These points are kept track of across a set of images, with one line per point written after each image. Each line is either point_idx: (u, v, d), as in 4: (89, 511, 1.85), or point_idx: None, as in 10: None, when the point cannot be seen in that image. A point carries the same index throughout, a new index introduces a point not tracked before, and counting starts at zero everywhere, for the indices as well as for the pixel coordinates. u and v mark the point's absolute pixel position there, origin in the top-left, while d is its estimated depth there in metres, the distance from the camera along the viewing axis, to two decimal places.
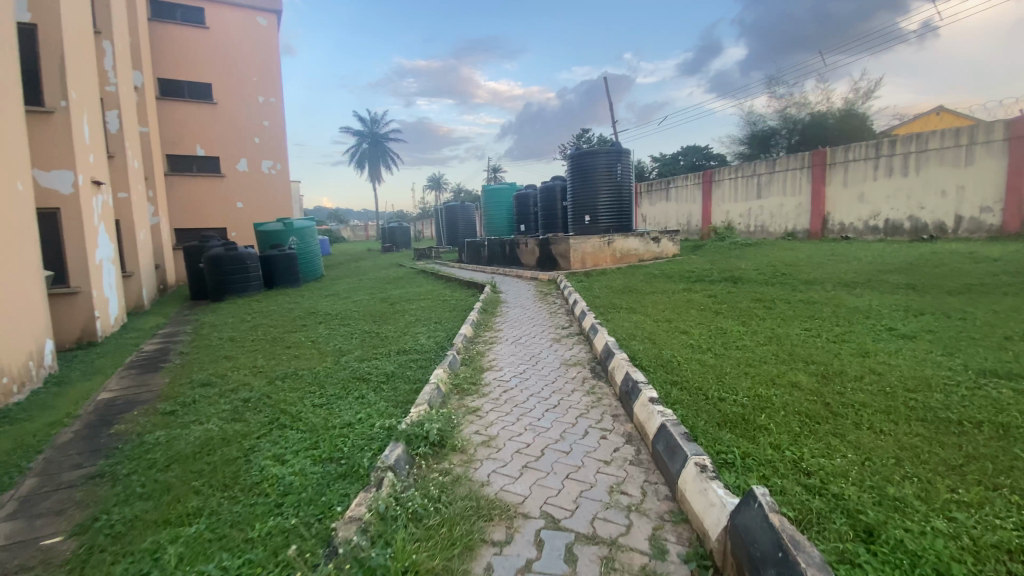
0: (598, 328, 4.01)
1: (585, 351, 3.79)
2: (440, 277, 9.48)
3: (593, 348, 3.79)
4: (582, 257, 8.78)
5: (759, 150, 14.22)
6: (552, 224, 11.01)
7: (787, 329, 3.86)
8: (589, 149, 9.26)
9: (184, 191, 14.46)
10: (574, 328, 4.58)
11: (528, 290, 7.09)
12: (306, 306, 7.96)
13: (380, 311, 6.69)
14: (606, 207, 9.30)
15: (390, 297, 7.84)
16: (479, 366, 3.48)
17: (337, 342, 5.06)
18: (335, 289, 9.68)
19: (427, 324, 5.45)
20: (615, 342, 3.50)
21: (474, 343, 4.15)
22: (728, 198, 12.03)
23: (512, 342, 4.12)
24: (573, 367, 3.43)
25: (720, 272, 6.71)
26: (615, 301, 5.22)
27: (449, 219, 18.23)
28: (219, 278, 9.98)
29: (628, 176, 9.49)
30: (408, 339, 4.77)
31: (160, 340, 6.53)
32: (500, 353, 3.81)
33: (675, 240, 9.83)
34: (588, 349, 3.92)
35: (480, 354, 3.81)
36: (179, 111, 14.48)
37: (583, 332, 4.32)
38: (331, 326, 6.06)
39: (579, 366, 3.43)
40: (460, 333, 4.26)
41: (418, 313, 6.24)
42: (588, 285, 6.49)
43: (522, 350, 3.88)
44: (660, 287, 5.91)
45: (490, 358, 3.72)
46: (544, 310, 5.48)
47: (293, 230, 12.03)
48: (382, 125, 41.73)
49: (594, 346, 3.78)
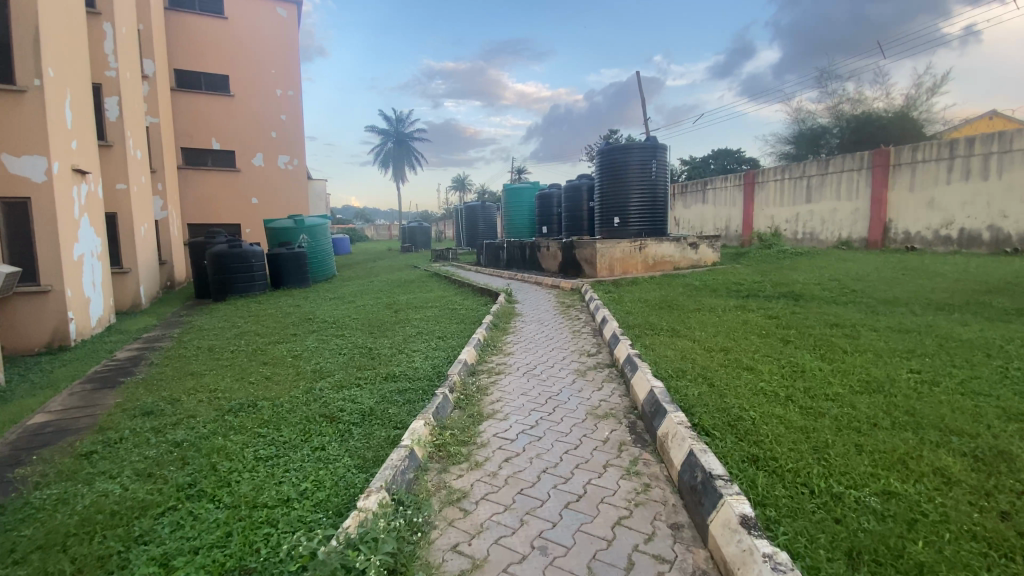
0: (637, 361, 3.11)
1: (618, 394, 2.91)
2: (453, 282, 8.70)
3: (630, 391, 2.90)
4: (610, 263, 7.89)
5: (807, 151, 13.03)
6: (577, 226, 10.13)
7: (889, 370, 2.93)
8: (620, 144, 8.36)
9: (198, 185, 14.04)
10: (604, 356, 3.69)
11: (550, 300, 6.22)
12: (305, 310, 7.25)
13: (380, 320, 5.91)
14: (638, 209, 8.37)
15: (396, 303, 7.07)
16: (480, 412, 2.63)
17: (320, 359, 4.29)
18: (341, 291, 8.97)
19: (428, 340, 4.63)
20: (663, 389, 2.60)
21: (477, 372, 3.30)
22: (773, 202, 10.94)
23: (525, 374, 3.27)
24: (603, 420, 2.56)
25: (775, 286, 5.73)
26: (652, 320, 4.33)
27: (469, 220, 17.46)
28: (221, 276, 9.37)
29: (663, 175, 8.53)
30: (401, 360, 3.97)
31: (138, 346, 5.89)
32: (508, 391, 2.95)
33: (714, 247, 8.84)
34: (624, 388, 3.03)
35: (482, 390, 2.95)
36: (195, 103, 14.05)
37: (615, 364, 3.43)
38: (322, 337, 5.30)
39: (610, 421, 2.56)
40: (461, 355, 3.41)
41: (421, 325, 5.43)
42: (618, 297, 5.60)
43: (537, 388, 3.02)
44: (706, 303, 4.99)
45: (495, 398, 2.87)
46: (567, 328, 4.59)
47: (303, 227, 11.37)
48: (408, 125, 41.41)
49: (632, 388, 2.89)
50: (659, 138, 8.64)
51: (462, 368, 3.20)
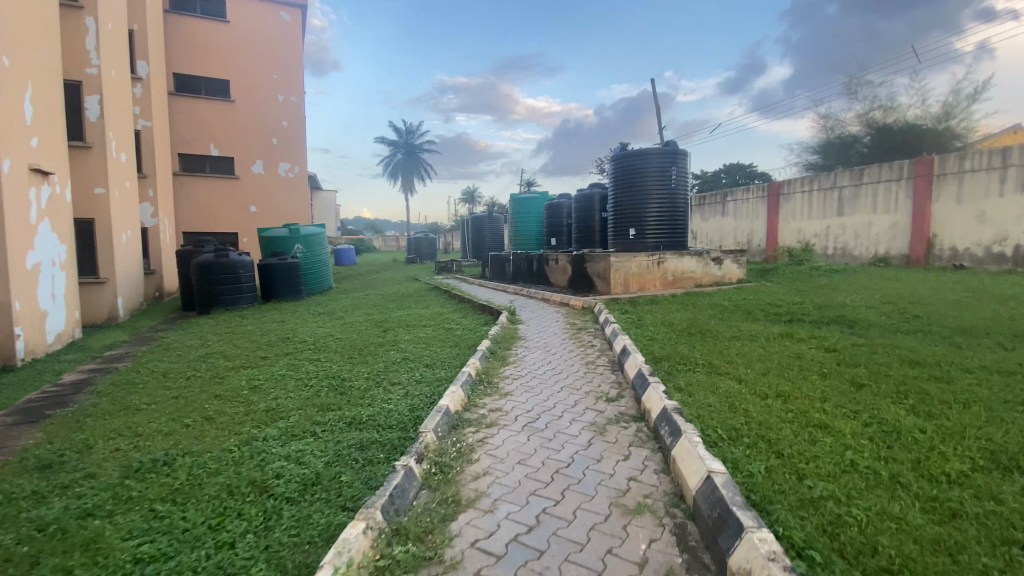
0: (675, 418, 2.32)
1: (653, 472, 2.10)
2: (454, 297, 7.99)
3: (672, 468, 2.09)
4: (625, 279, 7.14)
5: (834, 161, 12.22)
6: (589, 238, 9.40)
7: (1017, 438, 2.17)
8: (636, 149, 7.66)
9: (195, 191, 13.50)
10: (628, 402, 2.89)
11: (558, 319, 5.45)
12: (287, 327, 6.56)
13: (364, 341, 5.18)
14: (655, 221, 7.64)
15: (387, 321, 6.35)
16: (459, 500, 1.87)
17: (282, 393, 3.56)
18: (332, 305, 8.29)
19: (414, 369, 3.91)
20: (720, 472, 1.81)
21: (462, 426, 2.51)
22: (801, 215, 10.13)
23: (524, 429, 2.48)
24: (634, 520, 1.77)
25: (819, 310, 4.93)
26: (684, 351, 3.56)
27: (475, 231, 16.79)
28: (206, 288, 8.74)
29: (684, 183, 7.79)
30: (377, 398, 3.24)
31: (94, 367, 5.22)
32: (500, 459, 2.18)
33: (740, 263, 8.06)
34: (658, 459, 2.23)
35: (466, 457, 2.18)
36: (193, 108, 13.53)
37: (644, 418, 2.62)
38: (294, 360, 4.59)
39: (643, 521, 1.77)
40: (444, 400, 2.62)
41: (409, 348, 4.70)
42: (637, 318, 4.82)
43: (540, 453, 2.24)
44: (743, 329, 4.20)
45: (482, 473, 2.09)
46: (578, 357, 3.80)
47: (298, 236, 10.71)
48: (418, 136, 41.16)
49: (673, 465, 2.09)
50: (679, 144, 7.93)
51: (442, 422, 2.41)
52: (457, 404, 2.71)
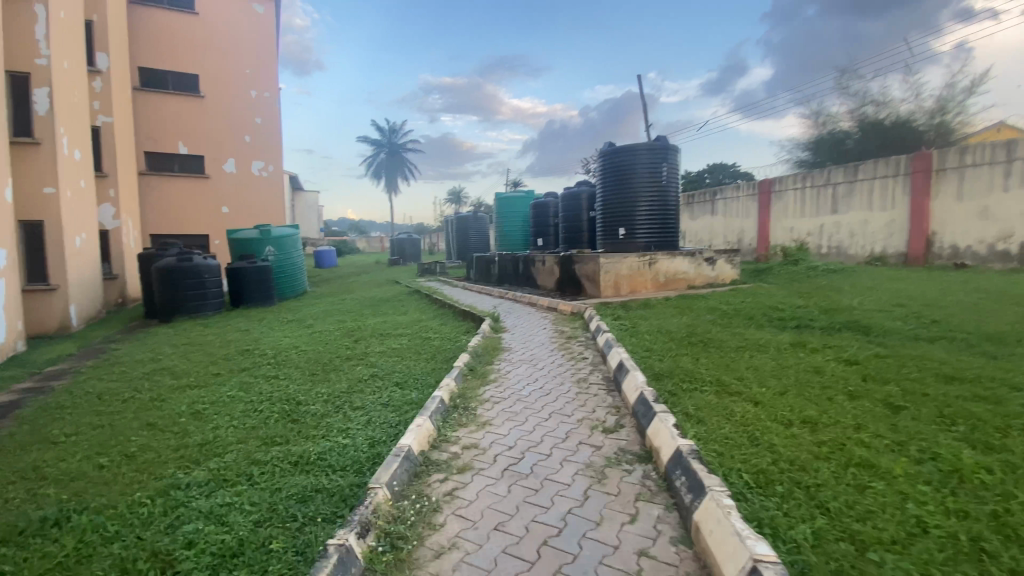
0: (692, 463, 1.81)
1: (669, 539, 1.56)
2: (435, 301, 7.50)
3: (691, 532, 1.57)
4: (616, 281, 6.73)
5: (824, 159, 11.97)
6: (576, 238, 8.98)
7: None
8: (625, 145, 7.26)
9: (163, 191, 12.79)
10: (630, 434, 2.36)
11: (544, 326, 4.99)
12: (250, 337, 6.02)
13: (330, 354, 4.67)
14: (646, 220, 7.24)
15: (359, 330, 5.85)
16: None
17: (225, 420, 3.08)
18: (304, 312, 7.75)
19: (383, 388, 3.45)
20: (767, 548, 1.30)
21: (425, 473, 1.97)
22: (793, 212, 9.82)
23: (504, 476, 1.94)
24: None
25: (827, 314, 4.56)
26: (689, 366, 3.11)
27: (459, 232, 16.31)
28: (167, 294, 8.12)
29: (675, 180, 7.39)
30: (335, 428, 2.78)
31: (28, 385, 4.64)
32: (473, 520, 1.66)
33: (735, 263, 7.70)
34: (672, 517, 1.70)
35: (428, 521, 1.65)
36: (161, 104, 12.82)
37: (651, 457, 2.09)
38: (249, 378, 4.09)
39: None
40: (404, 439, 2.06)
41: (381, 362, 4.22)
42: (631, 325, 4.39)
43: (523, 512, 1.71)
44: (750, 339, 3.79)
45: (447, 548, 1.54)
46: (567, 372, 3.31)
47: (270, 238, 10.11)
48: (401, 135, 40.52)
49: (694, 530, 1.56)
50: (670, 139, 7.54)
51: (400, 470, 1.86)
52: (423, 442, 2.15)
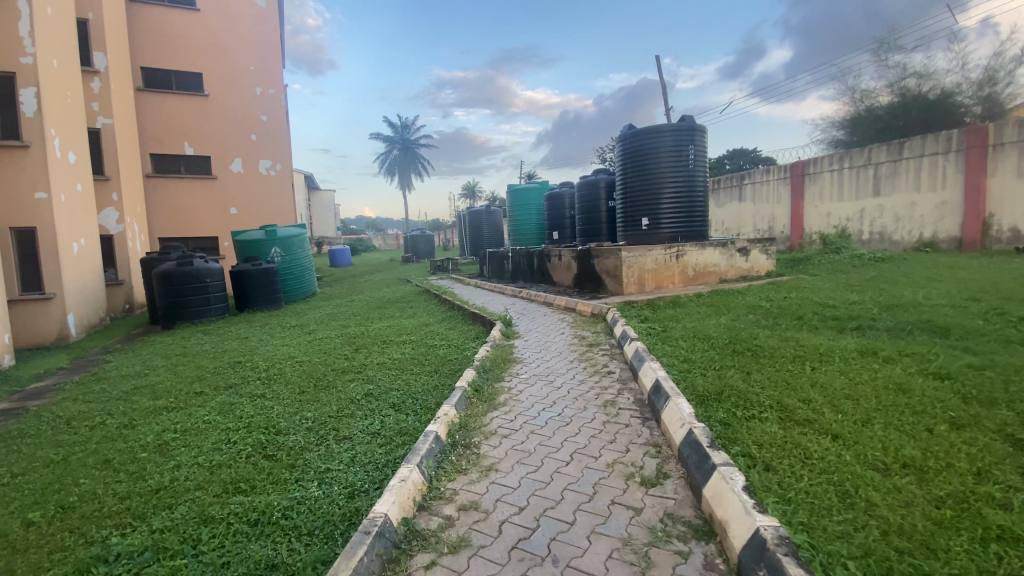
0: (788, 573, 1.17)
1: None
2: (445, 302, 7.03)
3: None
4: (640, 277, 6.17)
5: (861, 138, 11.13)
6: (594, 230, 8.40)
7: None
8: (647, 127, 6.67)
9: (169, 193, 12.55)
10: (677, 482, 1.76)
11: (563, 330, 4.47)
12: (247, 346, 5.62)
13: (326, 366, 4.22)
14: (670, 209, 6.65)
15: (362, 336, 5.41)
16: None
17: (191, 456, 2.64)
18: (308, 316, 7.37)
19: (376, 411, 2.98)
20: None
21: (405, 556, 1.46)
22: (829, 196, 9.09)
23: (512, 561, 1.42)
24: None
25: (890, 312, 3.95)
26: (742, 385, 2.57)
27: (473, 226, 15.81)
28: (169, 300, 7.81)
29: (702, 164, 6.77)
30: (312, 467, 2.32)
31: (6, 405, 4.31)
32: None
33: (769, 253, 7.07)
34: None
35: None
36: (164, 104, 12.54)
37: (713, 534, 1.47)
38: (230, 399, 3.66)
39: None
40: (379, 507, 1.56)
41: (379, 375, 3.76)
42: (662, 330, 3.85)
43: None
44: (807, 346, 3.21)
45: None
46: (591, 392, 2.76)
47: (276, 239, 9.70)
48: (413, 131, 40.11)
49: None
50: (696, 119, 6.91)
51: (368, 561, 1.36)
52: (406, 506, 1.65)
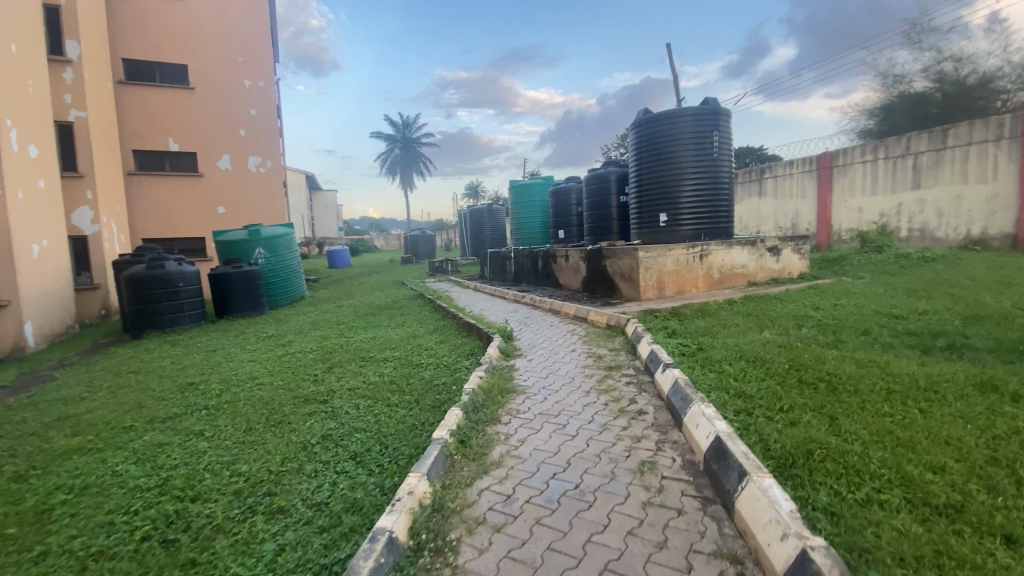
0: None
1: None
2: (439, 309, 6.29)
3: None
4: (658, 280, 5.42)
5: (892, 127, 10.29)
6: (604, 228, 7.63)
7: None
8: (665, 111, 5.90)
9: (152, 192, 11.88)
10: None
11: (574, 346, 3.70)
12: (209, 362, 4.90)
13: (288, 392, 3.50)
14: (691, 203, 5.89)
15: (340, 351, 4.67)
16: None
17: (66, 540, 1.92)
18: (288, 325, 6.64)
19: (329, 468, 2.25)
20: None
21: None
22: (860, 190, 8.30)
23: None
24: None
25: (983, 327, 3.17)
26: (837, 444, 1.83)
27: (474, 226, 15.05)
28: (138, 306, 7.12)
29: (727, 152, 6.00)
30: (215, 570, 1.60)
31: None
32: None
33: (803, 252, 6.30)
34: None
35: None
36: (147, 97, 11.84)
37: None
38: (160, 438, 2.94)
39: None
40: None
41: (346, 407, 3.03)
42: (698, 350, 3.09)
43: None
44: (898, 375, 2.46)
45: None
46: (618, 445, 2.00)
47: (259, 239, 8.98)
48: (416, 129, 39.41)
49: None
50: (720, 102, 6.15)
51: None
52: None
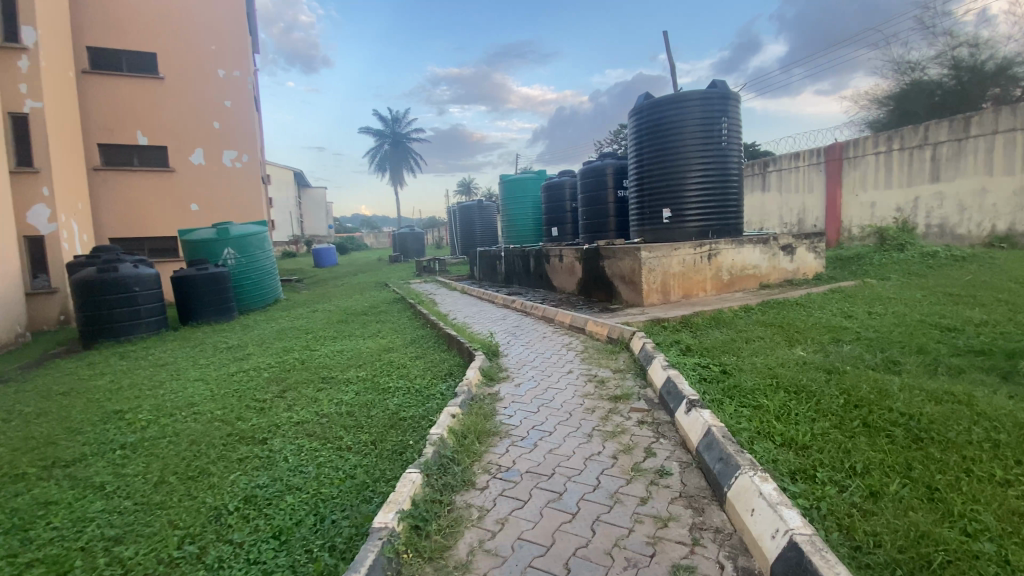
0: None
1: None
2: (420, 315, 5.69)
3: None
4: (663, 283, 4.84)
5: (902, 118, 9.78)
6: (601, 225, 7.04)
7: None
8: (669, 95, 5.32)
9: (119, 188, 11.14)
10: None
11: (569, 366, 3.10)
12: (152, 381, 4.27)
13: (224, 427, 2.88)
14: (699, 197, 5.32)
15: (301, 367, 4.06)
16: None
17: None
18: (253, 334, 6.01)
19: (239, 554, 1.66)
20: None
21: None
22: (871, 183, 7.79)
23: None
24: None
25: None
26: (961, 542, 1.26)
27: (463, 223, 14.44)
28: (89, 313, 6.46)
29: (736, 140, 5.43)
30: None
31: None
32: None
33: (819, 251, 5.75)
34: None
35: None
36: (113, 88, 11.07)
37: None
38: (48, 494, 2.32)
39: None
40: None
41: (288, 451, 2.43)
42: (724, 376, 2.51)
43: None
44: (993, 416, 1.90)
45: None
46: (637, 535, 1.40)
47: (229, 238, 8.33)
48: (406, 124, 38.63)
49: None
50: (728, 85, 5.57)
51: None
52: None
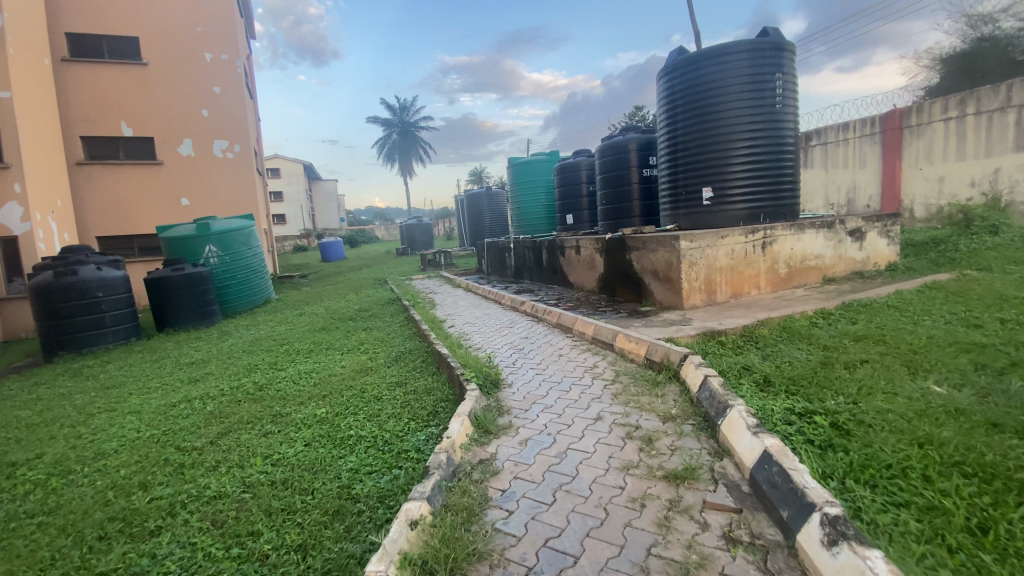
0: None
1: None
2: (413, 321, 4.84)
3: None
4: (708, 278, 3.92)
5: (967, 81, 8.57)
6: (623, 210, 6.10)
7: None
8: (705, 48, 4.34)
9: (104, 183, 10.45)
10: None
11: (595, 408, 2.21)
12: (81, 415, 3.49)
13: (111, 505, 2.05)
14: (746, 171, 4.35)
15: (255, 396, 3.23)
16: None
17: None
18: (225, 344, 5.22)
19: None
20: None
21: None
22: (939, 154, 6.70)
23: None
24: None
25: None
26: None
27: (471, 213, 13.56)
28: (48, 323, 5.76)
29: (792, 98, 4.42)
30: None
31: None
32: None
33: (892, 236, 4.75)
34: None
35: None
36: (94, 76, 10.35)
37: None
38: None
39: None
40: None
41: (176, 562, 1.60)
42: (844, 441, 1.60)
43: None
44: None
45: None
46: None
47: (210, 234, 7.58)
48: (415, 113, 37.67)
49: None
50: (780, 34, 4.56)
51: None
52: None
